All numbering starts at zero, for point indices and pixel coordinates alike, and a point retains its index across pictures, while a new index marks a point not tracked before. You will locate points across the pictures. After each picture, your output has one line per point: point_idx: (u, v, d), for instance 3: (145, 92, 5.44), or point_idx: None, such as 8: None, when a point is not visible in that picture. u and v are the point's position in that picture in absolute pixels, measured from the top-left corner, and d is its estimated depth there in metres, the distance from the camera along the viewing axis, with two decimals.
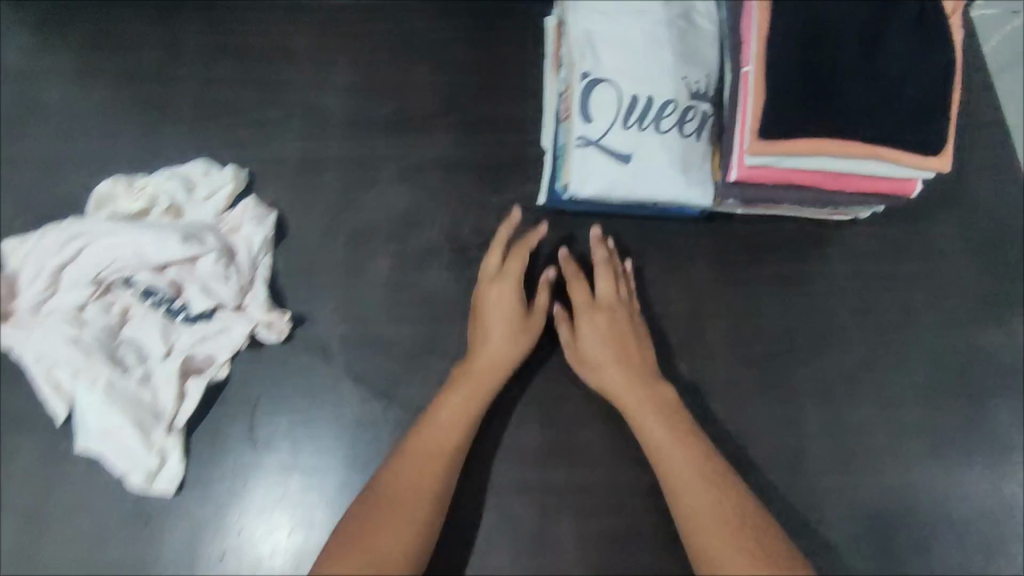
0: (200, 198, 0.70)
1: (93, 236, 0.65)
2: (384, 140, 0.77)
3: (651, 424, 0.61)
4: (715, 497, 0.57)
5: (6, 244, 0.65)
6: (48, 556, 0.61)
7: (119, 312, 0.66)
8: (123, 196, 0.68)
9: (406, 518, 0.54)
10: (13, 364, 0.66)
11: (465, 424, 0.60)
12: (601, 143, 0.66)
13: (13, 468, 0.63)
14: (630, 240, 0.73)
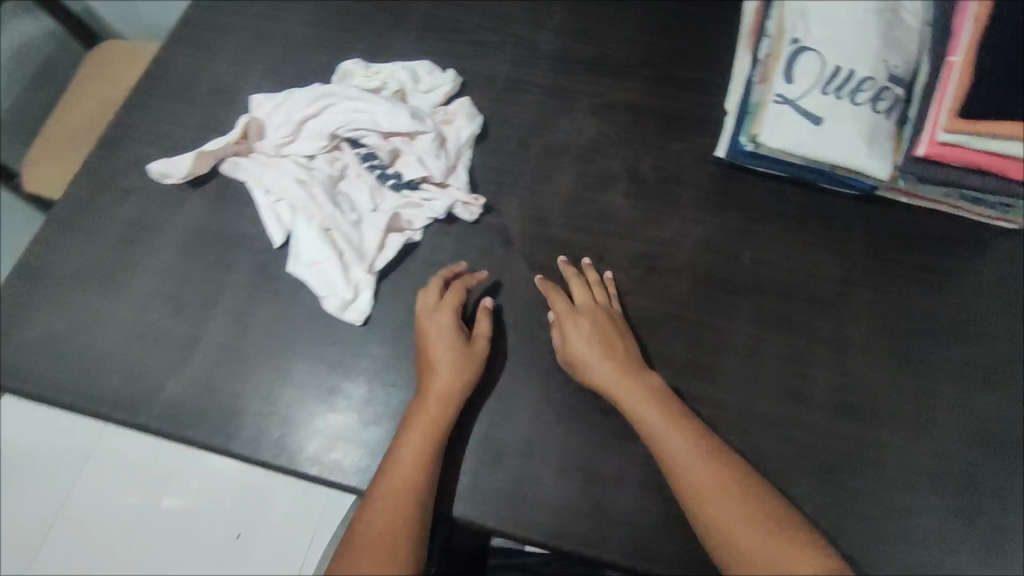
0: (423, 91, 0.80)
1: (336, 101, 0.76)
2: (582, 78, 0.85)
3: (652, 423, 0.61)
4: (722, 487, 0.57)
5: (263, 97, 0.78)
6: (246, 343, 0.70)
7: (341, 167, 0.76)
8: (359, 76, 0.81)
9: (398, 519, 0.58)
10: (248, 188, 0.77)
11: (428, 428, 0.62)
12: (797, 103, 0.70)
13: (231, 266, 0.73)
14: (799, 203, 0.77)
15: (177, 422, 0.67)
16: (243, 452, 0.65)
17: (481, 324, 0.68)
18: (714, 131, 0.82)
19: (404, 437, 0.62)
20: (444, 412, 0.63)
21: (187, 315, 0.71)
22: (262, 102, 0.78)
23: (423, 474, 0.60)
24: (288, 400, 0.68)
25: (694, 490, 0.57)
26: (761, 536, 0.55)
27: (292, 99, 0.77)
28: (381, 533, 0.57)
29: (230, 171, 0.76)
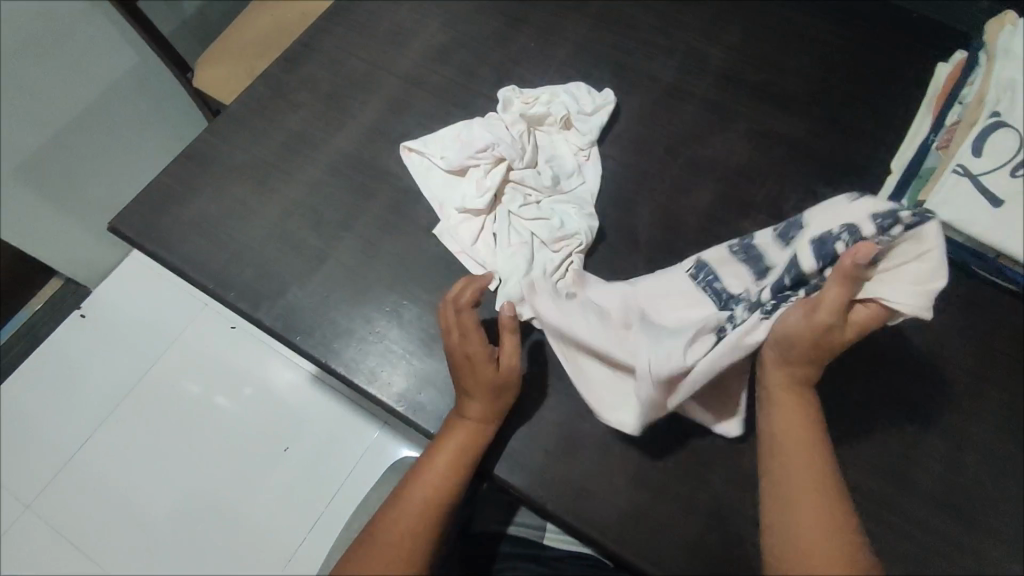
0: (587, 113, 0.80)
1: (501, 147, 0.74)
2: (745, 103, 0.84)
3: (783, 411, 0.60)
4: (816, 501, 0.56)
5: (415, 143, 0.78)
6: (366, 273, 0.74)
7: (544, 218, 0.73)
8: (517, 102, 0.80)
9: (409, 533, 0.61)
10: (418, 160, 0.78)
11: (456, 458, 0.63)
12: (979, 179, 0.66)
13: (370, 201, 0.78)
14: (943, 282, 0.72)
15: (291, 326, 0.71)
16: (340, 369, 0.69)
17: (507, 344, 0.64)
18: (872, 186, 0.78)
19: (430, 461, 0.63)
20: (465, 446, 0.63)
21: (323, 232, 0.76)
22: (416, 143, 0.78)
23: (436, 501, 0.62)
24: (393, 334, 0.70)
25: (789, 487, 0.57)
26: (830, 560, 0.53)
27: (453, 138, 0.77)
28: (394, 538, 0.61)
29: (415, 164, 0.78)
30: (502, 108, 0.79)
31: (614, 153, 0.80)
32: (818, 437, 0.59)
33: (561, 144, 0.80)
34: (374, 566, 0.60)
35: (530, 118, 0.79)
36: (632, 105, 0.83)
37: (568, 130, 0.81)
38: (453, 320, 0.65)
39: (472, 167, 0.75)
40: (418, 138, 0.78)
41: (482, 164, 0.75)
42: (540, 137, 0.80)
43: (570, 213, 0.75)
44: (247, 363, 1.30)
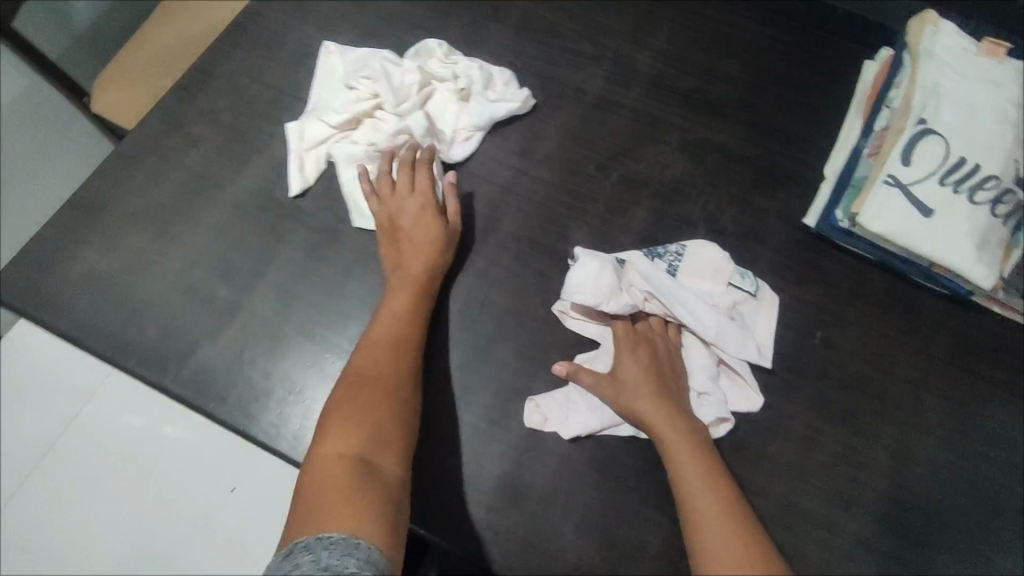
0: (489, 98, 0.77)
1: (383, 86, 0.75)
2: (675, 111, 0.80)
3: (685, 469, 0.57)
4: (736, 538, 0.52)
5: (331, 47, 0.79)
6: (284, 324, 0.68)
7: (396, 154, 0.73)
8: (437, 60, 0.79)
9: (390, 378, 0.58)
10: (325, 70, 0.79)
11: (411, 299, 0.65)
12: (909, 189, 0.64)
13: (283, 243, 0.72)
14: (879, 290, 0.71)
15: (202, 392, 0.65)
16: (260, 437, 0.63)
17: (451, 206, 0.70)
18: (807, 193, 0.76)
19: (384, 311, 0.64)
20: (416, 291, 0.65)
21: (233, 283, 0.70)
22: (336, 48, 0.79)
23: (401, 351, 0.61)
24: (316, 392, 0.65)
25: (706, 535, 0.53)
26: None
27: (359, 62, 0.77)
28: (374, 380, 0.57)
29: (322, 74, 0.79)
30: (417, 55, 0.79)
31: (543, 174, 0.76)
32: (724, 485, 0.56)
33: (452, 113, 0.77)
34: (361, 402, 0.55)
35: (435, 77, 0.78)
36: (559, 121, 0.79)
37: (465, 104, 0.77)
38: (389, 189, 0.70)
39: (353, 89, 0.77)
40: (342, 48, 0.79)
41: (361, 92, 0.76)
42: (436, 94, 0.78)
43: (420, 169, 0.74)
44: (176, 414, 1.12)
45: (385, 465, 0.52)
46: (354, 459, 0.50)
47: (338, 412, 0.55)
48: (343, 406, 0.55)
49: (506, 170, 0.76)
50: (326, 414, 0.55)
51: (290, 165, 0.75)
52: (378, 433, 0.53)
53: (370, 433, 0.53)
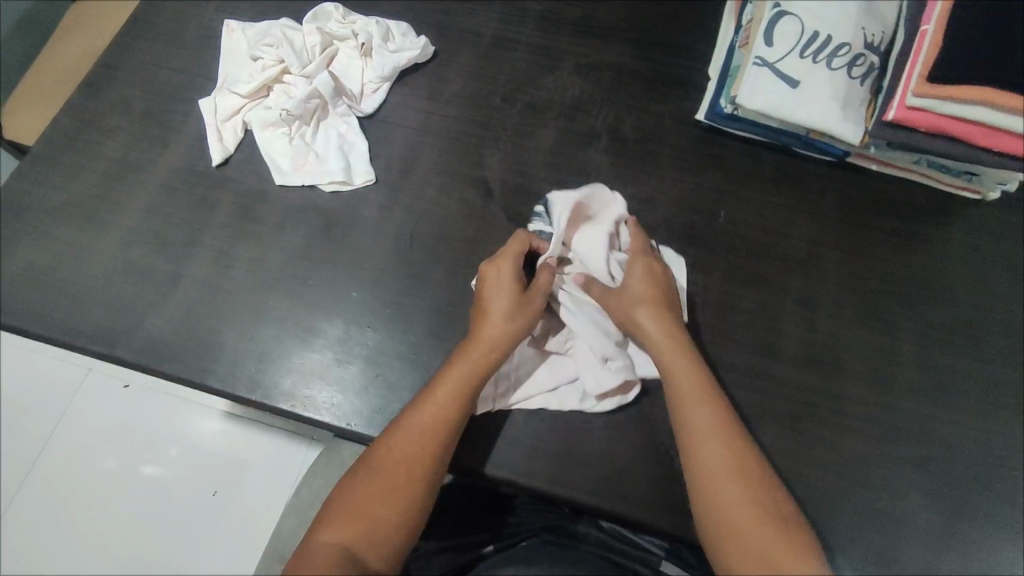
0: (389, 50, 0.81)
1: (284, 49, 0.78)
2: (568, 39, 0.86)
3: (682, 388, 0.60)
4: (724, 445, 0.56)
5: (231, 23, 0.83)
6: (227, 283, 0.71)
7: (310, 112, 0.78)
8: (335, 21, 0.82)
9: (403, 464, 0.55)
10: (229, 47, 0.82)
11: (473, 372, 0.60)
12: (775, 66, 0.72)
13: (214, 211, 0.74)
14: (770, 167, 0.78)
15: (155, 357, 0.67)
16: (220, 387, 0.66)
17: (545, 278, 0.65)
18: (697, 93, 0.83)
19: (435, 389, 0.60)
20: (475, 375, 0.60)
21: (169, 255, 0.72)
22: (237, 24, 0.82)
23: (434, 441, 0.57)
24: (268, 337, 0.69)
25: (700, 454, 0.56)
26: (751, 509, 0.52)
27: (259, 34, 0.81)
28: (391, 467, 0.55)
29: (227, 51, 0.82)
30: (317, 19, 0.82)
31: (452, 114, 0.81)
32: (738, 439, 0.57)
33: (357, 68, 0.81)
34: (368, 492, 0.54)
35: (335, 37, 0.82)
36: (460, 63, 0.84)
37: (368, 59, 0.81)
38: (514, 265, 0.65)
39: (258, 58, 0.80)
40: (243, 23, 0.83)
41: (265, 60, 0.80)
42: (339, 54, 0.82)
43: (334, 125, 0.79)
44: (154, 420, 1.13)
45: (371, 557, 0.51)
46: (340, 551, 0.50)
47: (349, 489, 0.54)
48: (347, 494, 0.54)
49: (417, 114, 0.81)
50: (334, 499, 0.54)
51: (208, 136, 0.78)
52: (375, 521, 0.52)
53: (368, 522, 0.52)
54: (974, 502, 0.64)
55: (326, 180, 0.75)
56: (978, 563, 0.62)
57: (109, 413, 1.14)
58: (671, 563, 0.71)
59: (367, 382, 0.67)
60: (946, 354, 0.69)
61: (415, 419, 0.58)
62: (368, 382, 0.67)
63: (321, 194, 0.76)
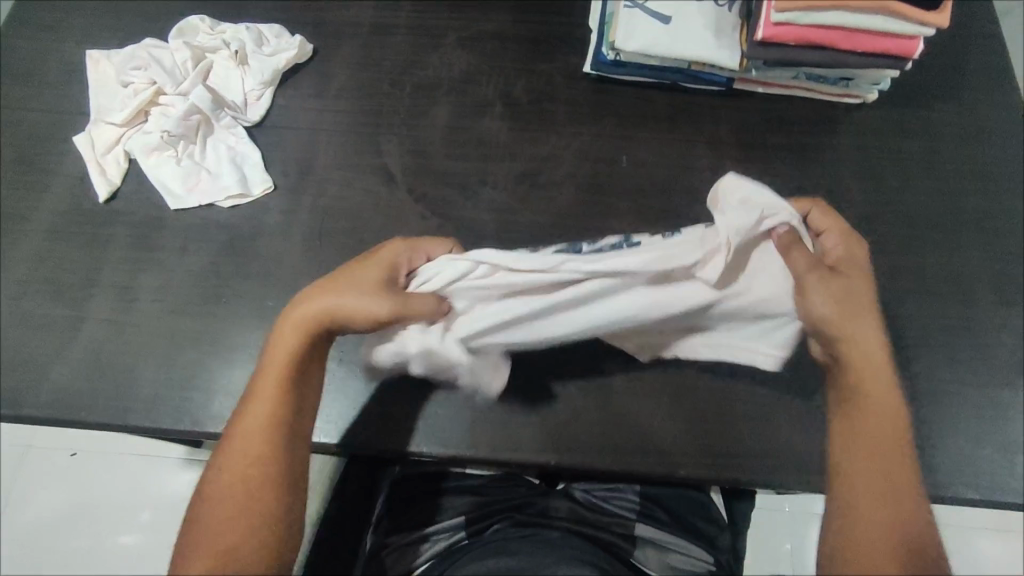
0: (265, 54, 0.79)
1: (153, 69, 0.75)
2: (447, 14, 0.85)
3: (871, 398, 0.56)
4: (888, 467, 0.54)
5: (94, 53, 0.79)
6: (135, 319, 0.68)
7: (193, 127, 0.75)
8: (204, 33, 0.80)
9: (246, 473, 0.56)
10: (95, 78, 0.79)
11: (285, 364, 0.58)
12: (645, 6, 0.73)
13: (109, 247, 0.71)
14: (661, 106, 0.80)
15: (70, 408, 0.65)
16: (146, 422, 0.64)
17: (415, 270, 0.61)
18: (581, 45, 0.83)
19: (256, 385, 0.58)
20: (290, 361, 0.58)
21: (68, 300, 0.69)
22: (100, 53, 0.79)
23: (268, 440, 0.57)
24: (188, 364, 0.67)
25: (854, 471, 0.55)
26: (881, 526, 0.53)
27: (125, 57, 0.78)
28: (231, 480, 0.56)
29: (94, 82, 0.78)
30: (184, 34, 0.79)
31: (342, 108, 0.79)
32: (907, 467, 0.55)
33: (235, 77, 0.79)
34: (219, 513, 0.55)
35: (206, 50, 0.79)
36: (342, 56, 0.82)
37: (245, 66, 0.79)
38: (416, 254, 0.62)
39: (128, 83, 0.77)
40: (107, 51, 0.80)
41: (136, 83, 0.77)
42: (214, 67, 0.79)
43: (221, 137, 0.76)
44: (104, 478, 1.09)
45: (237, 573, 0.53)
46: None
47: (203, 512, 0.56)
48: (204, 517, 0.56)
49: (306, 114, 0.79)
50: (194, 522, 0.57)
51: (89, 171, 0.74)
52: (234, 538, 0.54)
53: (226, 542, 0.54)
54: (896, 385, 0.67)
55: (223, 196, 0.73)
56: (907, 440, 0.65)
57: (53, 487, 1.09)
58: (642, 524, 0.74)
59: None
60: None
61: (244, 424, 0.57)
62: None
63: (218, 210, 0.73)
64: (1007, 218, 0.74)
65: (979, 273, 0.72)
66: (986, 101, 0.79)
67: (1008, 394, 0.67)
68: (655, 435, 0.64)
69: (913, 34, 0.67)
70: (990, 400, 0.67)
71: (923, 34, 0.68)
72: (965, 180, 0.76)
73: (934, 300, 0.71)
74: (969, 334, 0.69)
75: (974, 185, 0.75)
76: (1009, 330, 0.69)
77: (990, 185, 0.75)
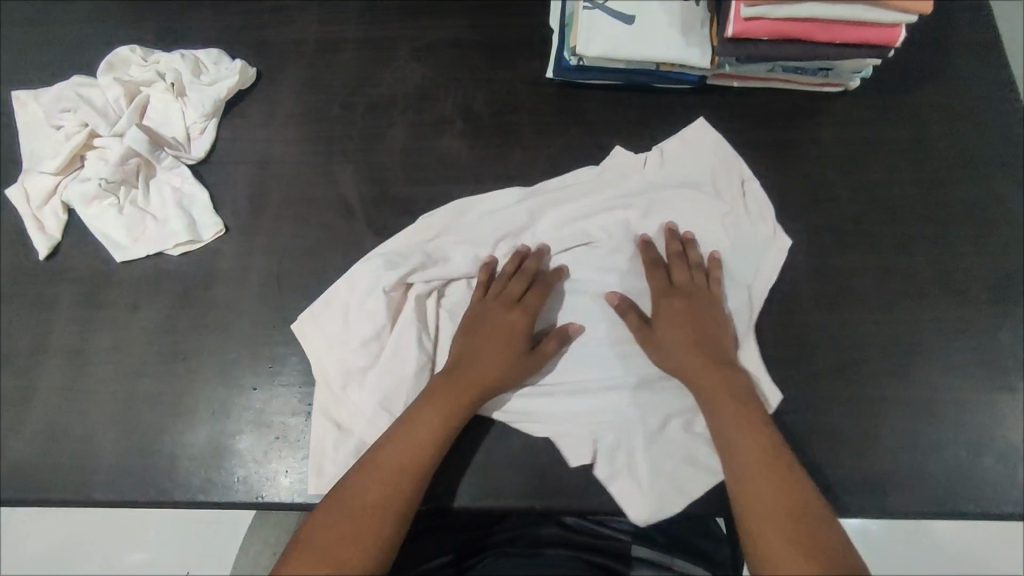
0: (204, 84, 0.73)
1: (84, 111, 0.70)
2: (399, 22, 0.79)
3: (723, 416, 0.58)
4: (771, 480, 0.54)
5: (20, 94, 0.73)
6: (90, 384, 0.65)
7: (132, 171, 0.70)
8: (137, 65, 0.74)
9: (365, 497, 0.54)
10: (23, 122, 0.73)
11: (445, 419, 0.58)
12: (606, 6, 0.68)
13: (55, 308, 0.67)
14: (631, 110, 0.75)
15: (29, 484, 0.62)
16: (110, 495, 0.61)
17: (551, 345, 0.63)
18: (543, 48, 0.78)
19: (412, 417, 0.58)
20: (450, 418, 0.58)
21: (18, 367, 0.65)
22: (26, 93, 0.73)
23: (406, 477, 0.55)
24: (149, 430, 0.63)
25: (741, 491, 0.54)
26: (787, 539, 0.51)
27: (55, 98, 0.72)
28: (357, 505, 0.53)
29: (22, 127, 0.73)
30: (115, 68, 0.74)
31: (292, 136, 0.74)
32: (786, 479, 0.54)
33: (174, 111, 0.73)
34: (335, 534, 0.52)
35: (140, 83, 0.73)
36: (289, 78, 0.77)
37: (184, 98, 0.73)
38: (496, 295, 0.64)
39: (60, 126, 0.71)
40: (34, 91, 0.74)
41: (68, 127, 0.71)
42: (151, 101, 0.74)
43: (165, 179, 0.71)
44: None
45: None
46: None
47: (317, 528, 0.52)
48: (314, 536, 0.52)
49: (255, 146, 0.74)
50: (301, 536, 0.52)
51: (27, 227, 0.69)
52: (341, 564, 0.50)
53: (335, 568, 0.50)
54: (888, 395, 0.65)
55: (172, 244, 0.68)
56: (904, 453, 0.63)
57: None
58: (640, 547, 0.70)
59: (268, 447, 0.63)
60: (837, 255, 0.69)
61: (391, 444, 0.56)
62: (267, 447, 0.63)
63: (169, 259, 0.69)
64: (1000, 207, 0.70)
65: (972, 269, 0.69)
66: (972, 81, 0.74)
67: (1003, 395, 0.65)
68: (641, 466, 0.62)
69: (896, 22, 0.63)
70: (984, 403, 0.65)
71: (904, 21, 0.63)
72: (954, 169, 0.72)
73: (925, 300, 0.68)
74: (961, 334, 0.67)
75: (963, 174, 0.72)
76: (1003, 327, 0.67)
77: (980, 173, 0.72)
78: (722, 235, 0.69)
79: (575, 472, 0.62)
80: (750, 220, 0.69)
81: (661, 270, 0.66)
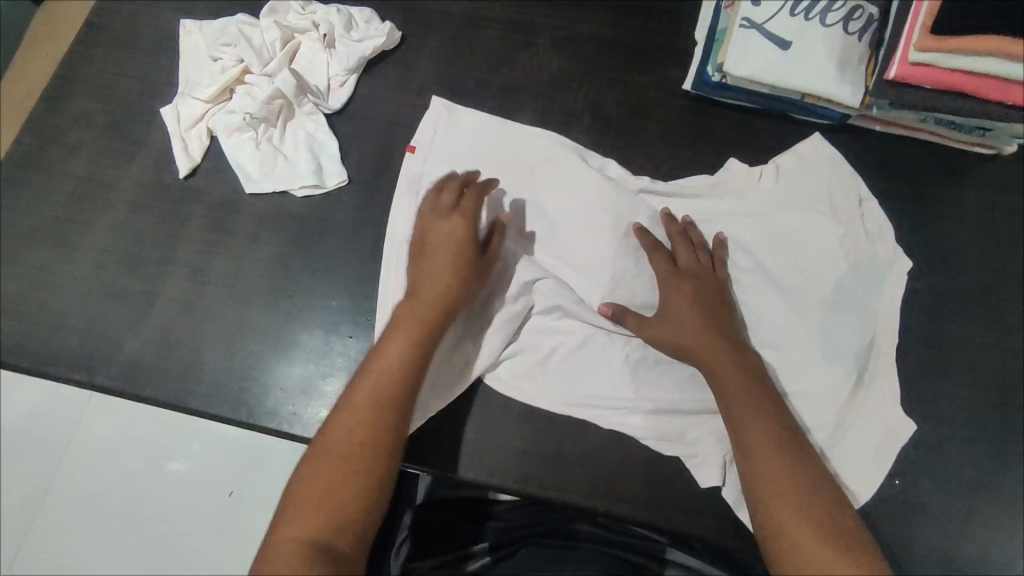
0: (353, 40, 0.77)
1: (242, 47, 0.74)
2: (543, 10, 0.80)
3: (731, 401, 0.57)
4: (789, 474, 0.52)
5: (189, 23, 0.78)
6: (206, 303, 0.69)
7: (275, 110, 0.73)
8: (295, 13, 0.78)
9: (354, 428, 0.53)
10: (185, 50, 0.78)
11: (411, 348, 0.57)
12: (764, 27, 0.66)
13: (187, 226, 0.72)
14: (764, 136, 0.73)
15: (136, 383, 0.67)
16: (206, 409, 0.66)
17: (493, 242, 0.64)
18: (683, 60, 0.77)
19: (379, 352, 0.57)
20: (418, 354, 0.57)
21: (144, 274, 0.71)
22: (195, 24, 0.78)
23: (385, 406, 0.54)
24: (249, 356, 0.67)
25: (761, 491, 0.52)
26: (813, 543, 0.49)
27: (219, 31, 0.77)
28: (342, 442, 0.52)
29: (184, 54, 0.78)
30: (275, 11, 0.78)
31: (425, 104, 0.77)
32: (804, 473, 0.52)
33: (321, 61, 0.77)
34: (328, 469, 0.51)
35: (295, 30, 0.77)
36: (430, 47, 0.79)
37: (332, 50, 0.77)
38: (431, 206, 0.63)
39: (217, 59, 0.76)
40: (200, 22, 0.79)
41: (225, 59, 0.76)
42: (302, 48, 0.77)
43: (302, 122, 0.75)
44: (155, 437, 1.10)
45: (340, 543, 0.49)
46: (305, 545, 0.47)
47: (298, 507, 0.50)
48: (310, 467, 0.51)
49: (389, 107, 0.77)
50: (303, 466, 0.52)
51: (174, 147, 0.74)
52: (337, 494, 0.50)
53: (331, 496, 0.50)
54: (987, 476, 0.62)
55: (298, 185, 0.72)
56: (996, 541, 0.60)
57: (60, 444, 1.00)
58: (675, 550, 0.71)
59: None
60: (959, 322, 0.66)
61: (366, 377, 0.55)
62: None
63: (293, 199, 0.73)
64: None
65: None
66: None
67: None
68: (709, 496, 0.62)
69: None
70: None
71: None
72: None
73: None
74: None
75: None
76: None
77: None
78: (840, 255, 0.66)
79: (645, 484, 0.62)
80: (869, 240, 0.68)
81: (664, 259, 0.64)
